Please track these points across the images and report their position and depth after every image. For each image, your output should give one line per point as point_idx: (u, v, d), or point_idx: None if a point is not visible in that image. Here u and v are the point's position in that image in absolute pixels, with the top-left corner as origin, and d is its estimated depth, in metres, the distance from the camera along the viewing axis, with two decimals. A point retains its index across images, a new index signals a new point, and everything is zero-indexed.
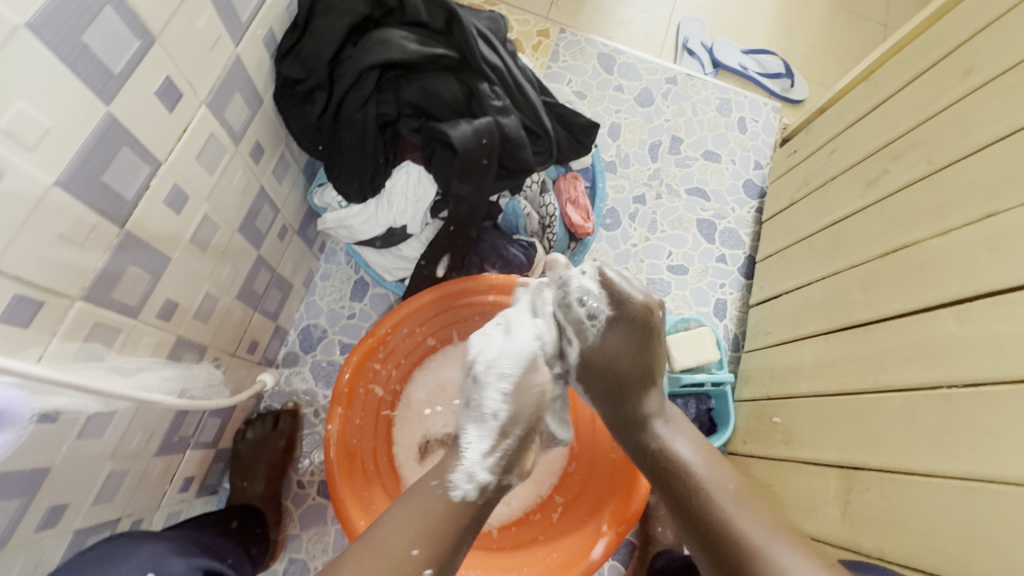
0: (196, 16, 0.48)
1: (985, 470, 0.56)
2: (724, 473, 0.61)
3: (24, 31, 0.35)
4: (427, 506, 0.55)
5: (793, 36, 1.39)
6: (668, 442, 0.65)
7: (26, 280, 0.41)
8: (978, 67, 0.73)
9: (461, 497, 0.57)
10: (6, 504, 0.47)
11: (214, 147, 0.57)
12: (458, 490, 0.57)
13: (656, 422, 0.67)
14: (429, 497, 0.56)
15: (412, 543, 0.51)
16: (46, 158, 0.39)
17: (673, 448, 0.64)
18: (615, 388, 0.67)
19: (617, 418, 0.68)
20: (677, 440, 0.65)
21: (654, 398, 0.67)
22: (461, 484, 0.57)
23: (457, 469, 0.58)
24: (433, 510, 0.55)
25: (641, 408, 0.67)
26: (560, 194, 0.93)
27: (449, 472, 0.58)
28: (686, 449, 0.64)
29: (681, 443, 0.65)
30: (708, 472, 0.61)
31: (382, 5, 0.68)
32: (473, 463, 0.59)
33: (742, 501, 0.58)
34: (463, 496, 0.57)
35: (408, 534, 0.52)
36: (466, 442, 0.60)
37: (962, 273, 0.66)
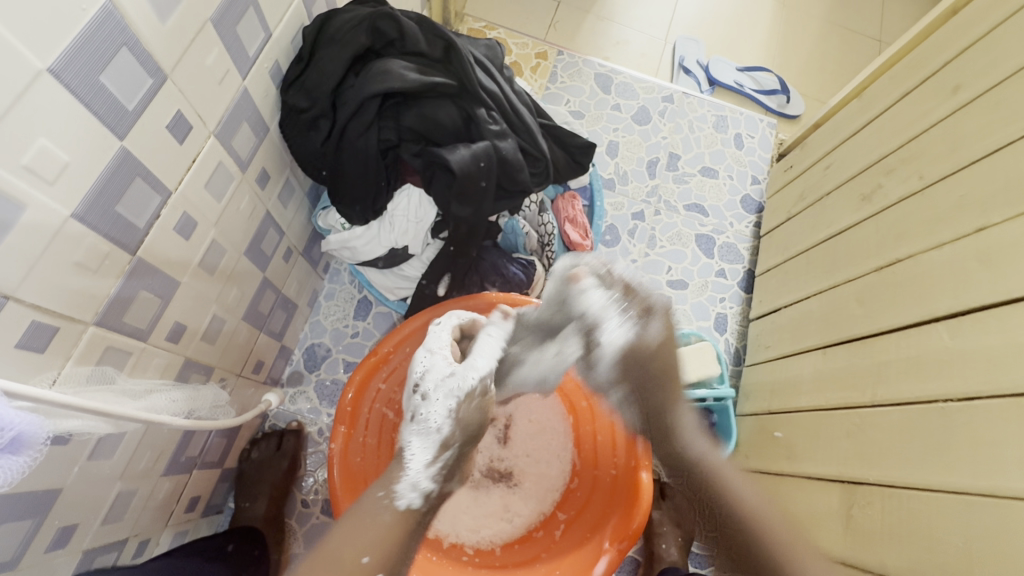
0: (206, 52, 0.51)
1: (985, 484, 0.56)
2: (754, 491, 0.69)
3: (46, 75, 0.37)
4: (374, 517, 0.58)
5: (788, 54, 1.41)
6: (721, 478, 0.70)
7: (43, 307, 0.43)
8: (964, 85, 0.75)
9: (405, 506, 0.61)
10: (19, 524, 0.48)
11: (222, 175, 0.59)
12: (403, 499, 0.61)
13: (707, 458, 0.72)
14: (375, 508, 0.59)
15: (362, 553, 0.55)
16: (64, 191, 0.41)
17: (736, 495, 0.68)
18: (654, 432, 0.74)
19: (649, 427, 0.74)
20: (734, 485, 0.69)
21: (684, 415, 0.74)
22: (405, 494, 0.61)
23: (402, 480, 0.62)
24: (381, 521, 0.58)
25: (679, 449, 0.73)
26: (558, 213, 0.95)
27: (396, 483, 0.61)
28: (749, 493, 0.68)
29: (744, 484, 0.69)
30: (764, 511, 0.66)
31: (383, 37, 0.71)
32: (418, 473, 0.62)
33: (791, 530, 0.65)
34: (407, 505, 0.61)
35: (356, 545, 0.56)
36: (410, 453, 0.63)
37: (957, 286, 0.67)
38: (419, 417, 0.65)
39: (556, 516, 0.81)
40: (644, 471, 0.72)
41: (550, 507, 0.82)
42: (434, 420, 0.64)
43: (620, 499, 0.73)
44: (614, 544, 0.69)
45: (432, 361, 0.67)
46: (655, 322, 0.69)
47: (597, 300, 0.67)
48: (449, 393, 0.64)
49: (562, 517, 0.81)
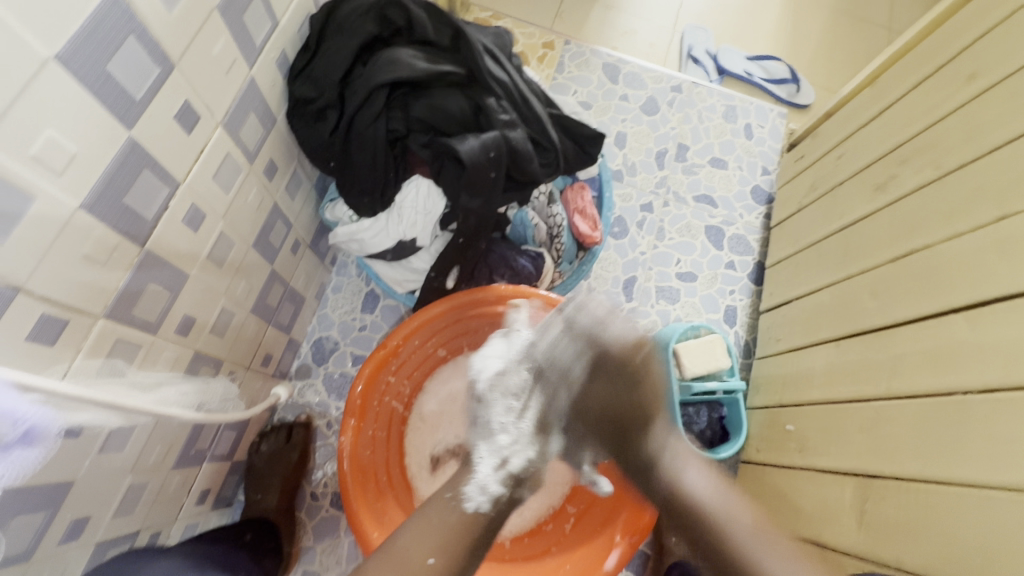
0: (213, 41, 0.50)
1: (1004, 478, 0.55)
2: (740, 504, 0.57)
3: (53, 63, 0.36)
4: (442, 517, 0.57)
5: (798, 43, 1.39)
6: (678, 471, 0.60)
7: (52, 299, 0.42)
8: (981, 72, 0.73)
9: (473, 509, 0.59)
10: (32, 517, 0.48)
11: (229, 166, 0.58)
12: (470, 502, 0.59)
13: (662, 453, 0.61)
14: (443, 508, 0.58)
15: (427, 553, 0.52)
16: (71, 182, 0.41)
17: (687, 484, 0.58)
18: (618, 428, 0.63)
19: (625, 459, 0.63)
20: (687, 470, 0.60)
21: (659, 433, 0.62)
22: (473, 496, 0.60)
23: (469, 483, 0.61)
24: (449, 520, 0.56)
25: (643, 446, 0.61)
26: (567, 204, 0.94)
27: (463, 486, 0.61)
28: (699, 477, 0.59)
29: (696, 470, 0.60)
30: (731, 508, 0.56)
31: (390, 25, 0.70)
32: (485, 476, 0.62)
33: (758, 535, 0.53)
34: (476, 508, 0.59)
35: (423, 546, 0.53)
36: (478, 458, 0.65)
37: (975, 278, 0.65)
38: (481, 421, 0.69)
39: (566, 509, 0.81)
40: None
41: (559, 499, 0.82)
42: (493, 417, 0.68)
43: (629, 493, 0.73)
44: (625, 538, 0.69)
45: (487, 364, 0.74)
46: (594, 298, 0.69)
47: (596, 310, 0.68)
48: (507, 393, 0.69)
49: (571, 509, 0.81)
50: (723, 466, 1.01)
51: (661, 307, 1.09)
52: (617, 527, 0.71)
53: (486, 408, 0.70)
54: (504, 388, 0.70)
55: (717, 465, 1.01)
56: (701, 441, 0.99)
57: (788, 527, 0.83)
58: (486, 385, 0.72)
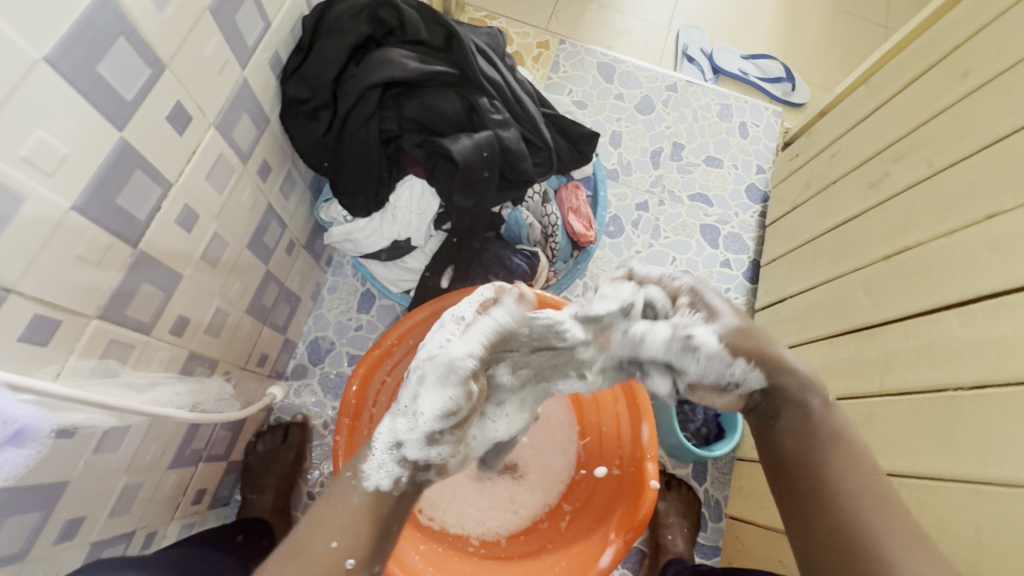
0: (205, 42, 0.50)
1: (996, 473, 0.55)
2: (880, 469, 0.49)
3: (43, 64, 0.36)
4: (348, 503, 0.50)
5: (793, 42, 1.39)
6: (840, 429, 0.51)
7: (46, 300, 0.43)
8: (975, 69, 0.74)
9: (375, 489, 0.50)
10: (26, 517, 0.48)
11: (222, 167, 0.59)
12: (370, 481, 0.50)
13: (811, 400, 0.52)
14: (347, 493, 0.50)
15: (331, 536, 0.47)
16: (64, 184, 0.41)
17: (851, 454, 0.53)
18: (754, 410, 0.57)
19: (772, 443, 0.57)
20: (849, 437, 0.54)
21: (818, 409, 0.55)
22: (375, 475, 0.51)
23: (369, 459, 0.51)
24: (350, 506, 0.50)
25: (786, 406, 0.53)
26: (561, 204, 0.94)
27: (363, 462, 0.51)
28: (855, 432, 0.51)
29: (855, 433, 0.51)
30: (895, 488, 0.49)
31: (383, 26, 0.70)
32: (387, 453, 0.51)
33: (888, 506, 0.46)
34: (376, 487, 0.50)
35: (325, 530, 0.48)
36: (380, 432, 0.52)
37: (969, 274, 0.66)
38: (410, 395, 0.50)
39: (561, 507, 0.81)
40: (649, 461, 0.72)
41: (555, 498, 0.82)
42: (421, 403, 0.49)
43: (625, 491, 0.73)
44: (619, 535, 0.69)
45: (439, 336, 0.52)
46: (712, 299, 0.58)
47: (660, 333, 0.53)
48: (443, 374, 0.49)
49: (567, 508, 0.81)
50: (719, 464, 0.98)
51: None
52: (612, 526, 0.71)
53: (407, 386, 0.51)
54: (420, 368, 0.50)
55: (714, 463, 0.98)
56: (697, 439, 0.98)
57: None
58: (433, 356, 0.50)
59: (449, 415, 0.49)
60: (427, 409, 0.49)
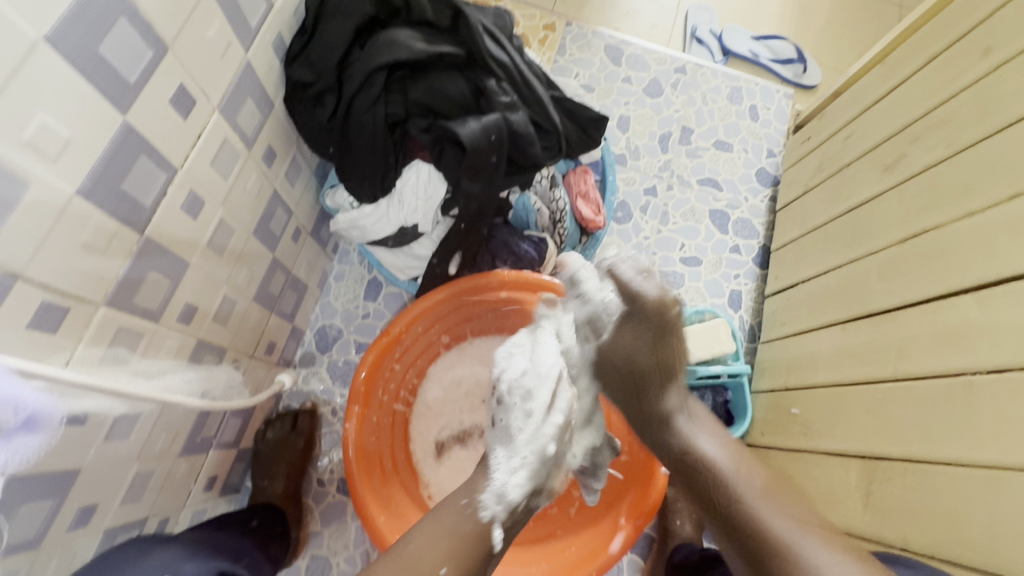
0: (207, 23, 0.49)
1: (1016, 459, 0.54)
2: (756, 470, 0.59)
3: (43, 45, 0.35)
4: (455, 527, 0.54)
5: (804, 22, 1.36)
6: (691, 439, 0.63)
7: (53, 287, 0.42)
8: (997, 45, 0.71)
9: (490, 518, 0.56)
10: (39, 505, 0.49)
11: (228, 152, 0.58)
12: (487, 510, 0.56)
13: (678, 417, 0.64)
14: (458, 517, 0.55)
15: (438, 563, 0.50)
16: (68, 168, 0.40)
17: (699, 446, 0.62)
18: (633, 381, 0.65)
19: (637, 411, 0.67)
20: (701, 437, 0.63)
21: (674, 395, 0.65)
22: (490, 505, 0.57)
23: (486, 490, 0.58)
24: (462, 530, 0.54)
25: (660, 405, 0.65)
26: (569, 188, 0.93)
27: (480, 493, 0.57)
28: (710, 443, 0.62)
29: (707, 436, 0.63)
30: (744, 475, 0.58)
31: (388, 6, 0.68)
32: (506, 483, 0.59)
33: (768, 496, 0.56)
34: (491, 517, 0.56)
35: (435, 555, 0.51)
36: (496, 460, 0.61)
37: (987, 258, 0.64)
38: (499, 423, 0.65)
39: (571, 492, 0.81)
40: None
41: None
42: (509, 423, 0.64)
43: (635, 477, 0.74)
44: (630, 521, 0.70)
45: (510, 362, 0.69)
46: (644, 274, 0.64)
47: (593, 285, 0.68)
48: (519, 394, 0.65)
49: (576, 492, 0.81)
50: None
51: None
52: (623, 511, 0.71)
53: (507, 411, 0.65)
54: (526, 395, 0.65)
55: None
56: None
57: None
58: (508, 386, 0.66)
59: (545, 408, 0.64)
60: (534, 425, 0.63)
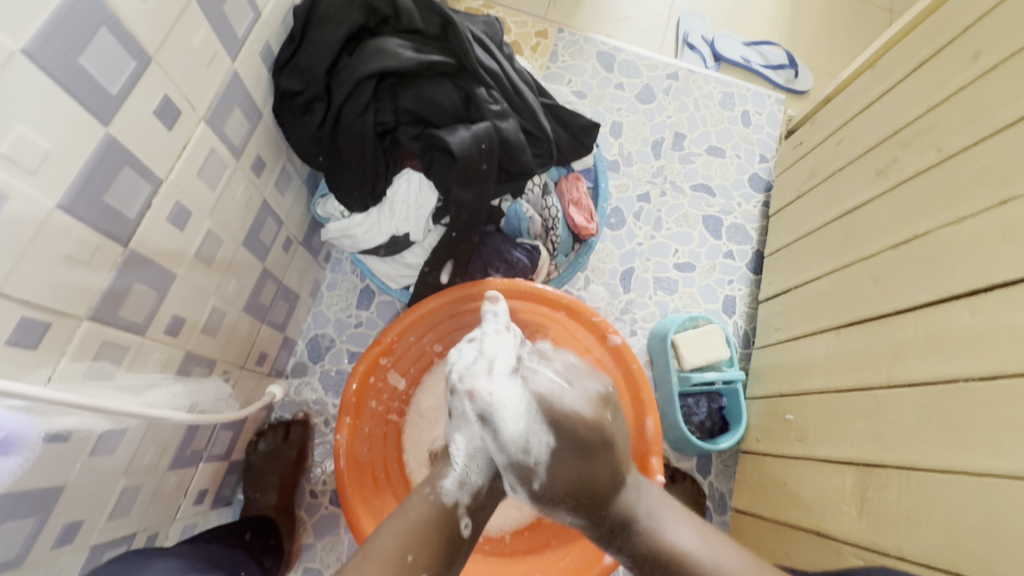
0: (192, 33, 0.48)
1: (1011, 465, 0.54)
2: (730, 553, 0.58)
3: (21, 56, 0.35)
4: (420, 512, 0.57)
5: (795, 27, 1.37)
6: (662, 527, 0.59)
7: (34, 302, 0.41)
8: (986, 51, 0.71)
9: (451, 502, 0.58)
10: (21, 523, 0.48)
11: (215, 162, 0.57)
12: (449, 494, 0.58)
13: (644, 500, 0.61)
14: (423, 504, 0.57)
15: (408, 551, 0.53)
16: (48, 181, 0.40)
17: (673, 543, 0.58)
18: (587, 502, 0.58)
19: (598, 528, 0.60)
20: (670, 529, 0.59)
21: (632, 475, 0.62)
22: (452, 490, 0.59)
23: (447, 476, 0.59)
24: (421, 514, 0.56)
25: (616, 510, 0.59)
26: (562, 195, 0.92)
27: (441, 479, 0.59)
28: (688, 535, 0.59)
29: (679, 528, 0.60)
30: (716, 550, 0.58)
31: (376, 14, 0.68)
32: (464, 468, 0.60)
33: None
34: (454, 500, 0.58)
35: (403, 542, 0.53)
36: (454, 448, 0.60)
37: (978, 263, 0.64)
38: (455, 412, 0.61)
39: None
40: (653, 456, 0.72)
41: None
42: (471, 428, 0.59)
43: None
44: None
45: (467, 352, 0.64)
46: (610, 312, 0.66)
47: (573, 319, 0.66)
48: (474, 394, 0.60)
49: None
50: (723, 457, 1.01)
51: (659, 298, 1.08)
52: None
53: (456, 400, 0.61)
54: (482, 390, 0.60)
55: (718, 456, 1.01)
56: (701, 432, 0.98)
57: (790, 517, 0.83)
58: (459, 375, 0.61)
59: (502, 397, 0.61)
60: (486, 416, 0.59)
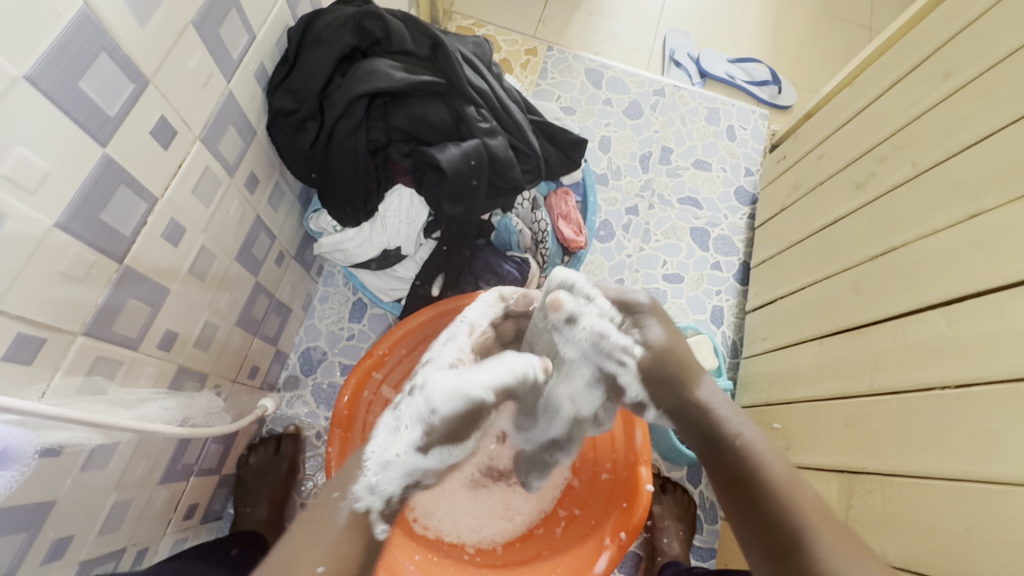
0: (188, 56, 0.50)
1: (987, 471, 0.56)
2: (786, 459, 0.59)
3: (23, 82, 0.36)
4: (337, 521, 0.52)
5: (778, 45, 1.41)
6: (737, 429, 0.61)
7: (30, 319, 0.42)
8: (956, 70, 0.75)
9: (364, 509, 0.54)
10: (12, 539, 0.48)
11: (209, 179, 0.58)
12: (361, 502, 0.54)
13: (713, 407, 0.63)
14: (334, 510, 0.53)
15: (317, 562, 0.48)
16: (46, 201, 0.41)
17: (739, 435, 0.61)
18: (665, 377, 0.64)
19: (674, 406, 0.64)
20: (737, 424, 0.62)
21: (708, 389, 0.65)
22: (364, 496, 0.54)
23: (359, 481, 0.54)
24: (336, 525, 0.52)
25: (694, 399, 0.64)
26: (550, 210, 0.94)
27: (353, 483, 0.54)
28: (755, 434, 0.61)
29: (748, 427, 0.62)
30: (775, 458, 0.59)
31: (369, 36, 0.70)
32: (377, 477, 0.54)
33: (796, 481, 0.56)
34: (366, 507, 0.54)
35: (310, 554, 0.49)
36: (373, 450, 0.55)
37: (952, 274, 0.66)
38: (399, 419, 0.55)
39: (556, 514, 0.81)
40: (642, 465, 0.73)
41: (550, 504, 0.82)
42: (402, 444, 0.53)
43: (620, 495, 0.74)
44: (614, 539, 0.69)
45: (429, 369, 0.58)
46: (649, 326, 0.65)
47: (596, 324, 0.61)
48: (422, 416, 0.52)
49: (563, 513, 0.81)
50: None
51: None
52: (607, 530, 0.71)
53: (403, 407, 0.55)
54: (431, 414, 0.52)
55: None
56: None
57: None
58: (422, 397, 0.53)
59: (434, 423, 0.52)
60: (418, 431, 0.53)
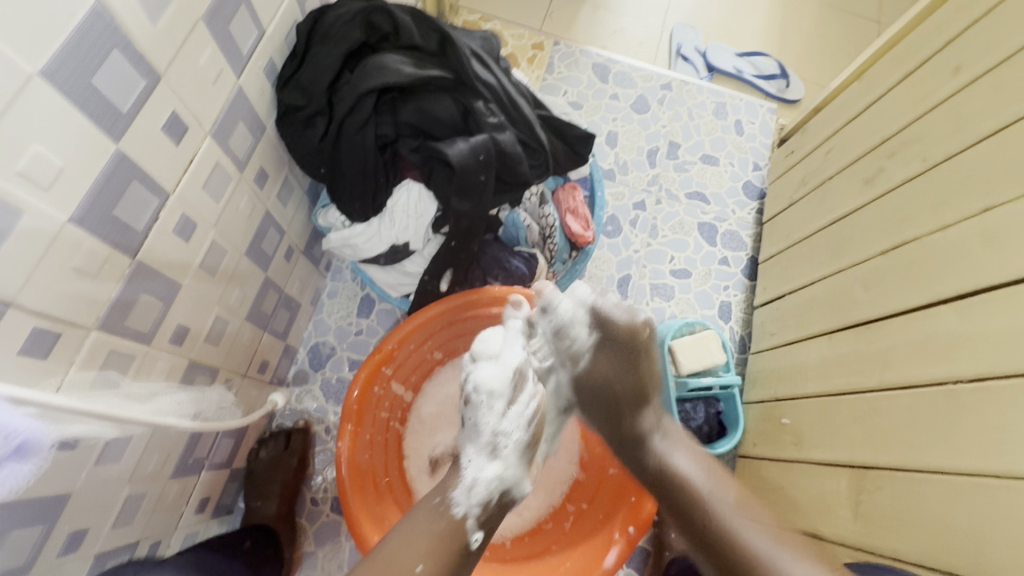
0: (199, 52, 0.50)
1: (998, 467, 0.55)
2: (728, 485, 0.60)
3: (38, 79, 0.36)
4: (428, 525, 0.56)
5: (786, 38, 1.40)
6: (668, 453, 0.64)
7: (46, 313, 0.43)
8: (966, 63, 0.74)
9: (462, 515, 0.57)
10: (29, 530, 0.48)
11: (219, 175, 0.59)
12: (459, 506, 0.57)
13: (653, 437, 0.66)
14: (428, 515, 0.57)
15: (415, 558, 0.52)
16: (60, 197, 0.41)
17: (678, 467, 0.62)
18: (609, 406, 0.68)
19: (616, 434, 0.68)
20: (677, 454, 0.64)
21: (649, 415, 0.67)
22: (462, 501, 0.58)
23: (458, 486, 0.59)
24: (435, 526, 0.56)
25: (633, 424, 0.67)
26: (559, 204, 0.94)
27: (452, 489, 0.58)
28: (689, 459, 0.63)
29: (683, 454, 0.64)
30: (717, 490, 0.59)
31: (376, 32, 0.70)
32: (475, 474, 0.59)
33: (741, 506, 0.58)
34: (464, 513, 0.57)
35: (410, 552, 0.53)
36: (466, 459, 0.61)
37: (963, 268, 0.66)
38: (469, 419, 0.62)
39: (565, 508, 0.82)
40: None
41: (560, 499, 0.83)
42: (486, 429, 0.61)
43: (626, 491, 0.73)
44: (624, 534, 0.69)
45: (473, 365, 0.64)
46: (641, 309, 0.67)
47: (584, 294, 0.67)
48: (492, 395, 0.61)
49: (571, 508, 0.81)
50: (721, 461, 1.02)
51: (656, 304, 1.09)
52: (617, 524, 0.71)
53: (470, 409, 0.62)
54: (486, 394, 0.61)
55: None
56: (699, 437, 0.99)
57: (786, 519, 0.84)
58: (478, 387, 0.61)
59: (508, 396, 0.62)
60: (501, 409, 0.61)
